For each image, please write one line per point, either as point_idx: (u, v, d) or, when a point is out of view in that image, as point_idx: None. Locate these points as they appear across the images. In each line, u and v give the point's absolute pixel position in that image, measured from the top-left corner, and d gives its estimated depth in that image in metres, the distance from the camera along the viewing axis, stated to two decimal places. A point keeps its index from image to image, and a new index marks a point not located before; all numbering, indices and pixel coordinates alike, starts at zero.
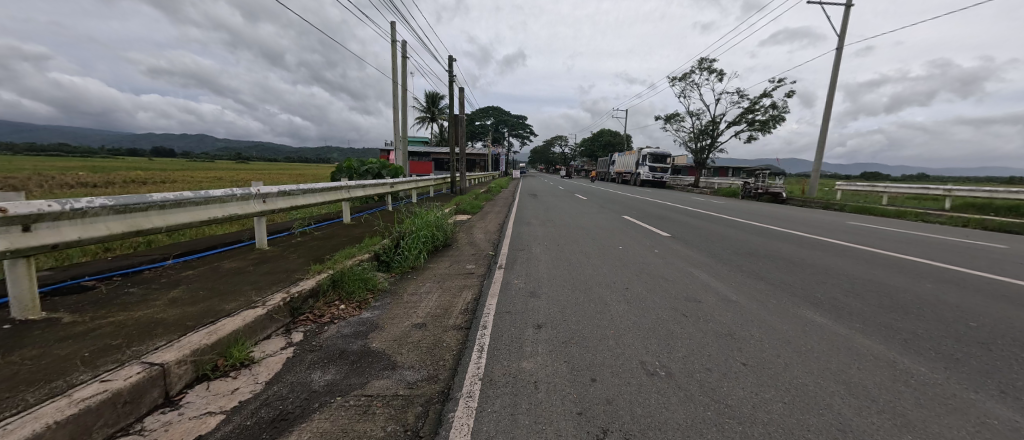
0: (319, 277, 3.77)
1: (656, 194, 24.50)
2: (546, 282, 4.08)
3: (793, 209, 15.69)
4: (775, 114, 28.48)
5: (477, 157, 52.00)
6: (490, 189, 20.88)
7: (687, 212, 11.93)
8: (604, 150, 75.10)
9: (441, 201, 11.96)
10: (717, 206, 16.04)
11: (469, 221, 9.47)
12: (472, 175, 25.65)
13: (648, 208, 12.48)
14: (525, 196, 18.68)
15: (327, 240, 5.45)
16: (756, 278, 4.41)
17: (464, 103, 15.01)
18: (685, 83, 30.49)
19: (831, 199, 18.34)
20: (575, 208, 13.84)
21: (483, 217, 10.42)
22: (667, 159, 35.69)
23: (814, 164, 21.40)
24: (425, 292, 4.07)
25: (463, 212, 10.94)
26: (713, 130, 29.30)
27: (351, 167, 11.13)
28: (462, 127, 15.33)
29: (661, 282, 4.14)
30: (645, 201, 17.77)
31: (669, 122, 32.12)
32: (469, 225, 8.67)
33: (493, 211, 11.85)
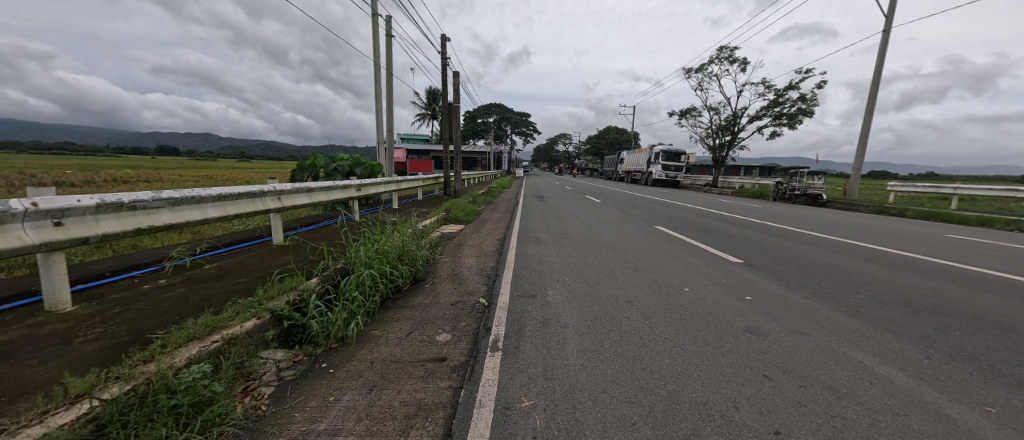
0: (59, 419, 1.55)
1: (675, 195, 22.26)
2: (590, 410, 1.87)
3: (847, 214, 13.23)
4: (803, 107, 25.88)
5: (479, 155, 49.91)
6: (491, 190, 18.71)
7: (730, 219, 9.62)
8: (610, 148, 72.35)
9: (430, 206, 9.82)
10: (755, 210, 13.71)
11: (459, 235, 7.30)
12: (473, 174, 23.52)
13: (680, 215, 10.21)
14: (528, 199, 16.37)
15: (215, 282, 3.33)
16: (1007, 382, 2.19)
17: (458, 90, 12.73)
18: (702, 74, 28.07)
19: (882, 202, 15.91)
20: (591, 213, 11.63)
21: (479, 228, 8.24)
22: (682, 157, 33.33)
23: (856, 162, 18.93)
24: (329, 427, 1.86)
25: (454, 222, 8.74)
26: (734, 125, 26.86)
27: (316, 164, 8.90)
28: (455, 117, 13.06)
29: (835, 406, 1.92)
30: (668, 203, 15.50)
31: (685, 117, 29.63)
32: (458, 243, 6.51)
33: (492, 220, 9.66)
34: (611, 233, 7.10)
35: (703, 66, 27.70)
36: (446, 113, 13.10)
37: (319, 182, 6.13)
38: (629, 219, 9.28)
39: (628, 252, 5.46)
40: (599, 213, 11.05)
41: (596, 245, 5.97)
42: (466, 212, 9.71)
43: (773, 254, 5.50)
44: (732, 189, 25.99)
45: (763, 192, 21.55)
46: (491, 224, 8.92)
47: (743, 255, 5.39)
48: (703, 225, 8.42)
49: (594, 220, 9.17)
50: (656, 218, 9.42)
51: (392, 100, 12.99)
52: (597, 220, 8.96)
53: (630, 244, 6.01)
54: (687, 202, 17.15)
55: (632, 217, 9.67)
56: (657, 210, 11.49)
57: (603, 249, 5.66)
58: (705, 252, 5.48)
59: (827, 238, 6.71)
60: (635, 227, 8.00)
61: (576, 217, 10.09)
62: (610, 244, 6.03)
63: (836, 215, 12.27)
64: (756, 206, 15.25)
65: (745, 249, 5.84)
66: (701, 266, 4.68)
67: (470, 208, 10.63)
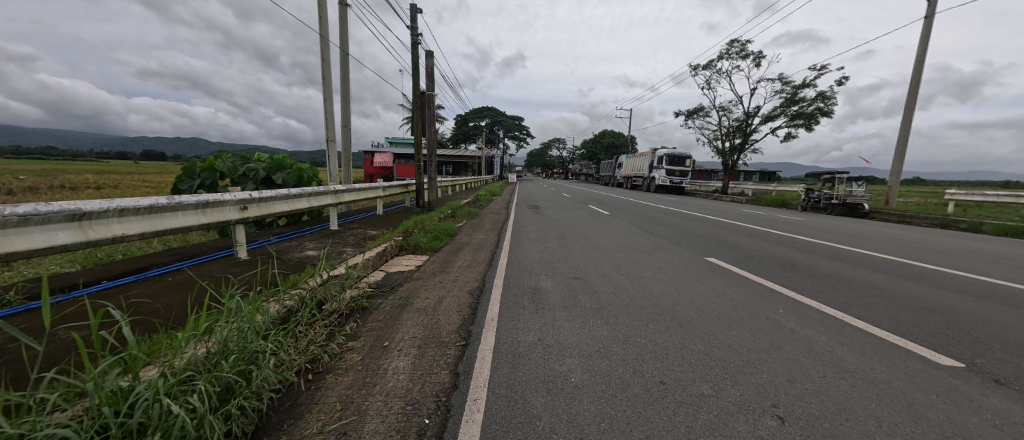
0: None
1: (688, 203, 19.75)
2: None
3: (913, 229, 10.76)
4: (822, 106, 23.61)
5: (469, 159, 47.18)
6: (479, 199, 16.02)
7: (798, 242, 7.03)
8: (607, 152, 69.85)
9: (385, 225, 7.10)
10: (800, 223, 11.16)
11: (411, 280, 4.59)
12: (459, 180, 20.77)
13: (727, 235, 7.59)
14: (522, 209, 13.68)
15: None
16: None
17: (432, 75, 10.02)
18: (710, 71, 25.69)
19: (939, 213, 13.50)
20: (603, 228, 8.97)
21: (448, 262, 5.48)
22: (687, 161, 30.95)
23: (895, 166, 16.64)
24: None
25: (414, 253, 5.97)
26: (747, 126, 24.51)
27: (215, 166, 6.15)
28: (429, 109, 10.35)
29: None
30: (689, 214, 12.88)
31: (691, 118, 27.22)
32: (399, 304, 3.72)
33: (472, 245, 6.94)
34: (655, 277, 4.43)
35: (711, 62, 25.34)
36: (417, 104, 10.33)
37: (155, 196, 3.31)
38: (663, 244, 6.62)
39: (717, 337, 2.80)
40: (616, 230, 8.41)
41: (644, 312, 3.30)
42: (435, 236, 6.94)
43: (987, 337, 2.89)
44: (747, 197, 23.54)
45: (786, 201, 19.14)
46: (468, 253, 6.16)
47: (941, 345, 2.76)
48: (776, 255, 5.81)
49: (615, 246, 6.50)
50: (699, 242, 6.77)
51: (345, 87, 10.16)
52: (622, 248, 6.26)
53: (704, 309, 3.37)
54: (708, 213, 14.54)
55: (665, 240, 7.02)
56: (689, 226, 8.86)
57: (664, 326, 2.99)
58: (865, 338, 2.83)
59: (1008, 287, 4.12)
60: (684, 261, 5.31)
61: (588, 238, 7.42)
62: (671, 309, 3.36)
63: (909, 230, 9.76)
64: (795, 218, 12.67)
65: (913, 320, 3.25)
66: (920, 399, 2.04)
67: (443, 226, 7.87)
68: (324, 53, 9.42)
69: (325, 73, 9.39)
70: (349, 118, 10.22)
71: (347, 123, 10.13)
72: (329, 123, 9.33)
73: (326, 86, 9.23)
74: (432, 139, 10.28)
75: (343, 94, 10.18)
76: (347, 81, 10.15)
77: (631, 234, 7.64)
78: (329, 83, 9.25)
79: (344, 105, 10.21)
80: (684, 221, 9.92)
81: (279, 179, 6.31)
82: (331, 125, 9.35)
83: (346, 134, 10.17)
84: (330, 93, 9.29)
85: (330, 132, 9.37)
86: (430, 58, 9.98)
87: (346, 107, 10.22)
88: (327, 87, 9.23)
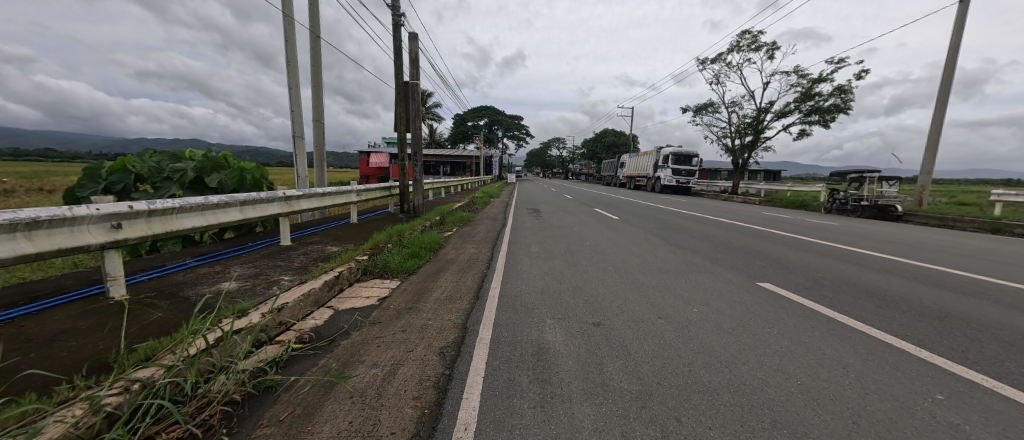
0: None
1: (700, 205, 18.35)
2: None
3: (967, 235, 9.44)
4: (840, 100, 22.21)
5: (468, 159, 45.82)
6: (474, 202, 14.67)
7: (861, 257, 5.72)
8: (608, 152, 68.33)
9: (352, 238, 5.79)
10: (838, 229, 9.80)
11: (362, 326, 3.23)
12: (454, 181, 19.40)
13: (769, 249, 6.27)
14: (521, 214, 12.34)
15: None
16: None
17: (416, 61, 8.66)
18: (720, 64, 24.30)
19: (984, 215, 12.17)
20: (617, 238, 7.63)
21: (423, 293, 4.12)
22: (694, 160, 29.56)
23: (927, 164, 15.34)
24: None
25: (382, 278, 4.61)
26: (759, 122, 23.14)
27: (128, 167, 4.83)
28: (414, 101, 9.01)
29: None
30: (707, 218, 11.55)
31: (699, 115, 25.88)
32: (324, 380, 2.37)
33: (459, 262, 5.61)
34: (709, 321, 3.13)
35: (720, 55, 23.95)
36: (400, 95, 8.97)
37: None
38: (697, 262, 5.31)
39: None
40: (632, 240, 7.09)
41: (722, 406, 1.98)
42: (413, 252, 5.57)
43: None
44: (761, 198, 22.21)
45: (805, 202, 17.79)
46: (452, 277, 4.79)
47: None
48: (847, 279, 4.52)
49: (637, 265, 5.19)
50: (740, 260, 5.44)
51: (317, 77, 8.83)
52: (647, 269, 4.95)
53: (815, 395, 2.07)
54: (727, 216, 13.21)
55: (697, 256, 5.72)
56: (718, 235, 7.54)
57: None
58: None
59: None
60: (735, 291, 4.02)
61: (602, 252, 6.10)
62: (762, 397, 2.05)
63: (971, 237, 8.41)
64: (829, 222, 11.29)
65: None
66: None
67: (425, 239, 6.51)
68: (289, 35, 8.07)
69: (291, 59, 8.06)
70: (322, 112, 8.91)
71: (319, 117, 8.81)
72: (296, 117, 8.01)
73: (291, 74, 7.90)
74: (418, 136, 8.94)
75: (315, 84, 8.85)
76: (319, 69, 8.83)
77: (653, 248, 6.32)
78: (294, 71, 7.93)
79: (316, 97, 8.88)
80: (709, 228, 8.59)
81: (212, 181, 5.00)
82: (298, 119, 8.04)
83: (318, 130, 8.86)
84: (296, 82, 7.97)
85: (297, 128, 8.05)
86: (414, 42, 8.62)
87: (318, 99, 8.89)
88: (293, 75, 7.90)
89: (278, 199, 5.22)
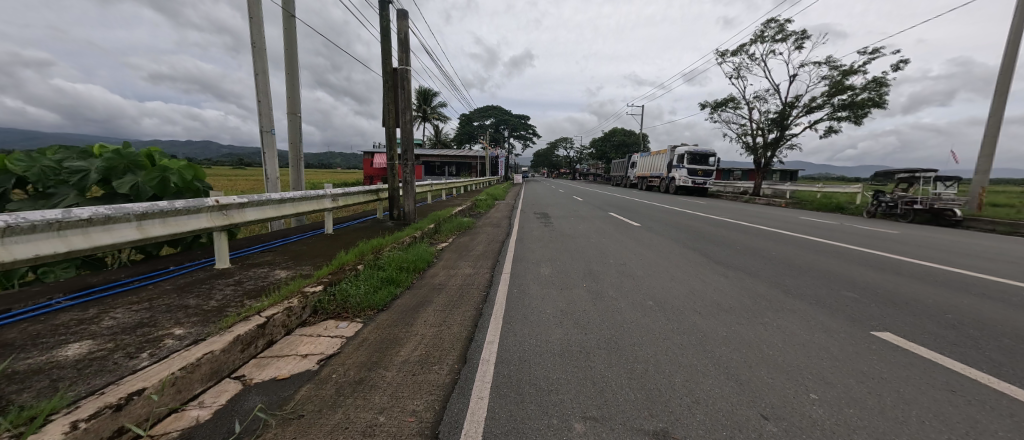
0: None
1: (724, 209, 16.81)
2: None
3: None
4: (873, 94, 20.47)
5: (473, 159, 44.76)
6: (476, 207, 13.37)
7: (982, 285, 4.29)
8: (617, 151, 66.56)
9: (312, 258, 4.55)
10: (902, 238, 8.27)
11: (265, 428, 1.92)
12: (456, 183, 18.17)
13: (848, 272, 4.88)
14: (528, 219, 11.02)
15: None
16: None
17: (405, 43, 7.42)
18: (739, 57, 22.77)
19: None
20: (644, 252, 6.27)
21: (387, 349, 2.83)
22: (711, 159, 27.93)
23: (987, 162, 13.63)
24: None
25: (339, 319, 3.34)
26: (783, 118, 21.54)
27: (7, 168, 3.62)
28: (402, 91, 7.76)
29: None
30: (741, 224, 10.08)
31: (718, 111, 24.27)
32: None
33: (450, 289, 4.32)
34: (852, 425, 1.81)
35: (739, 47, 22.44)
36: (387, 84, 7.74)
37: None
38: (767, 292, 3.94)
39: None
40: (666, 257, 5.73)
41: None
42: (389, 278, 4.29)
43: None
44: (788, 200, 20.56)
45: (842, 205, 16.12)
46: (434, 316, 3.49)
47: None
48: (998, 324, 3.16)
49: (686, 295, 3.85)
50: (820, 289, 4.07)
51: (292, 63, 7.61)
52: (702, 303, 3.61)
53: None
54: (760, 221, 11.70)
55: (759, 282, 4.36)
56: (771, 251, 6.13)
57: None
58: None
59: None
60: (854, 349, 2.67)
61: (633, 273, 4.75)
62: None
63: None
64: (887, 230, 9.71)
65: None
66: None
67: (409, 256, 5.22)
68: (255, 12, 6.89)
69: (258, 40, 6.85)
70: (298, 104, 7.69)
71: (294, 110, 7.60)
72: (264, 109, 6.80)
73: (256, 57, 6.67)
74: (409, 131, 7.68)
75: (289, 71, 7.63)
76: (294, 54, 7.61)
77: (696, 269, 4.96)
78: (260, 54, 6.70)
79: (290, 86, 7.67)
80: (753, 239, 7.19)
81: (122, 185, 3.78)
82: (267, 111, 6.83)
83: (294, 124, 7.64)
84: (264, 67, 6.76)
85: (266, 121, 6.84)
86: (402, 20, 7.40)
87: (294, 89, 7.68)
88: (258, 58, 6.67)
89: (209, 209, 3.86)
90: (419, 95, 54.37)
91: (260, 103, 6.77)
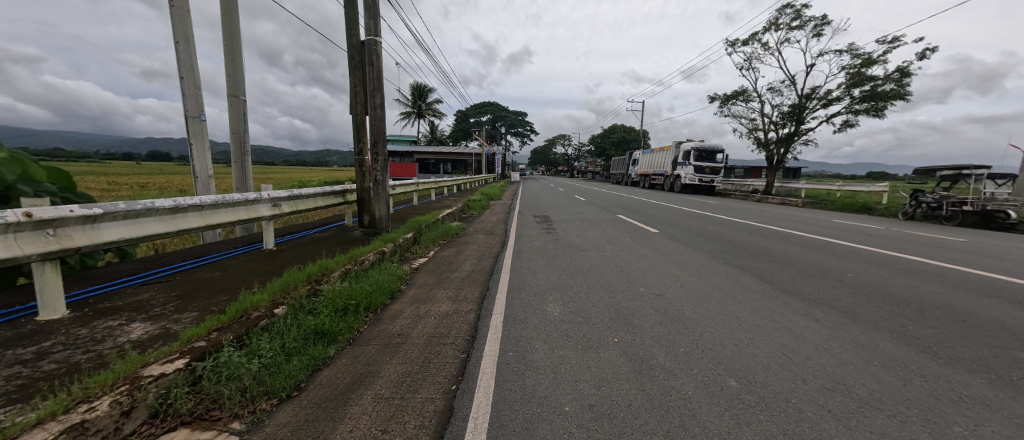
0: None
1: (741, 210, 15.38)
2: None
3: None
4: (896, 84, 19.06)
5: (469, 156, 43.15)
6: (468, 209, 11.88)
7: None
8: (617, 148, 65.08)
9: (213, 295, 3.08)
10: (977, 246, 6.87)
11: None
12: (447, 181, 16.62)
13: (980, 309, 3.46)
14: (527, 223, 9.56)
15: None
16: None
17: (372, 6, 5.90)
18: (751, 46, 21.28)
19: None
20: (680, 272, 4.81)
21: None
22: (718, 156, 26.52)
23: None
24: None
25: (198, 428, 1.83)
26: (798, 112, 20.15)
27: None
28: (369, 68, 6.18)
29: None
30: (775, 229, 8.65)
31: (728, 104, 22.80)
32: None
33: (412, 346, 2.84)
34: None
35: (752, 36, 20.96)
36: (352, 60, 6.23)
37: None
38: (904, 357, 2.52)
39: None
40: (713, 282, 4.29)
41: None
42: (320, 329, 2.81)
43: None
44: (805, 199, 19.18)
45: (869, 205, 14.73)
46: (375, 413, 2.02)
47: None
48: None
49: (782, 364, 2.41)
50: (976, 346, 2.68)
51: (232, 32, 6.06)
52: (819, 384, 2.17)
53: None
54: (792, 224, 10.26)
55: (876, 333, 2.93)
56: (845, 272, 4.70)
57: None
58: None
59: None
60: None
61: (680, 313, 3.30)
62: None
63: None
64: (946, 234, 8.31)
65: None
66: None
67: (363, 288, 3.72)
68: None
69: None
70: (242, 83, 6.17)
71: (236, 91, 6.08)
72: (188, 88, 5.27)
73: (175, 19, 5.13)
74: (380, 118, 6.19)
75: (227, 41, 6.07)
76: (234, 20, 6.06)
77: (765, 305, 3.52)
78: (180, 14, 5.16)
79: (231, 62, 6.13)
80: (810, 253, 5.74)
81: None
82: (193, 90, 5.32)
83: (235, 109, 6.12)
84: (187, 33, 5.22)
85: (192, 104, 5.32)
86: None
87: (236, 65, 6.15)
88: (177, 20, 5.13)
89: (16, 228, 2.29)
90: (412, 92, 52.42)
91: (182, 80, 5.26)
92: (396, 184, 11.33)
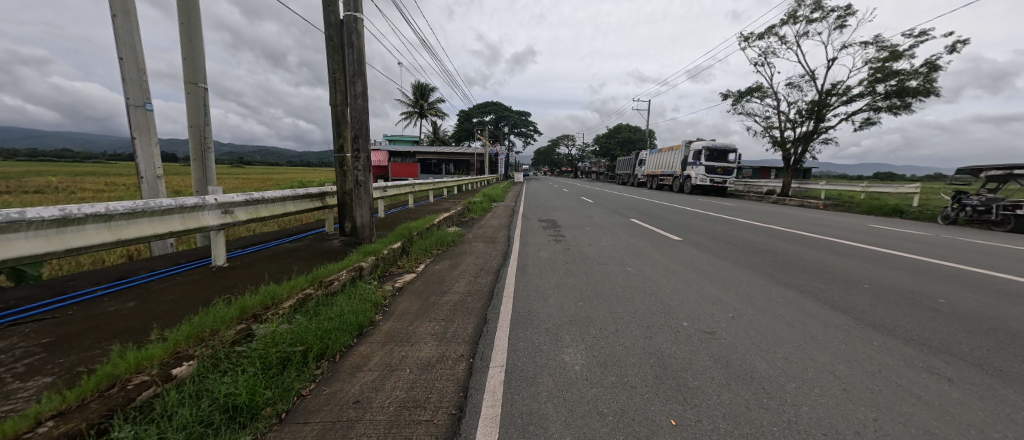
0: None
1: (761, 213, 14.34)
2: None
3: None
4: (923, 79, 17.93)
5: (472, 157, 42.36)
6: (468, 212, 10.97)
7: None
8: (623, 148, 64.01)
9: (94, 344, 2.18)
10: None
11: None
12: (448, 182, 15.71)
13: None
14: (532, 228, 8.62)
15: None
16: None
17: None
18: (768, 40, 20.25)
19: None
20: (725, 295, 3.87)
21: None
22: (730, 155, 25.46)
23: None
24: None
25: None
26: (817, 109, 19.09)
27: None
28: (346, 49, 5.25)
29: None
30: (812, 236, 7.66)
31: (742, 101, 21.77)
32: None
33: (369, 426, 1.90)
34: None
35: (768, 29, 19.93)
36: (330, 41, 5.33)
37: None
38: None
39: None
40: (773, 311, 3.34)
41: None
42: (234, 404, 1.89)
43: None
44: (826, 201, 18.11)
45: (901, 208, 13.66)
46: None
47: None
48: None
49: None
50: None
51: (189, 8, 5.19)
52: None
53: None
54: (826, 229, 9.26)
55: None
56: (935, 296, 3.74)
57: None
58: None
59: None
60: None
61: (751, 368, 2.35)
62: None
63: None
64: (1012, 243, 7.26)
65: None
66: None
67: (318, 326, 2.80)
68: None
69: None
70: (202, 68, 5.31)
71: (194, 79, 5.24)
72: (129, 71, 4.41)
73: None
74: (361, 108, 5.30)
75: (184, 19, 5.21)
76: None
77: (862, 353, 2.57)
78: None
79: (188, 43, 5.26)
80: (874, 269, 4.77)
81: None
82: (135, 74, 4.46)
83: (194, 99, 5.26)
84: (126, 4, 4.35)
85: (134, 90, 4.47)
86: None
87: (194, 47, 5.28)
88: None
89: None
90: (414, 91, 51.75)
91: (122, 61, 4.40)
92: (390, 185, 10.38)
